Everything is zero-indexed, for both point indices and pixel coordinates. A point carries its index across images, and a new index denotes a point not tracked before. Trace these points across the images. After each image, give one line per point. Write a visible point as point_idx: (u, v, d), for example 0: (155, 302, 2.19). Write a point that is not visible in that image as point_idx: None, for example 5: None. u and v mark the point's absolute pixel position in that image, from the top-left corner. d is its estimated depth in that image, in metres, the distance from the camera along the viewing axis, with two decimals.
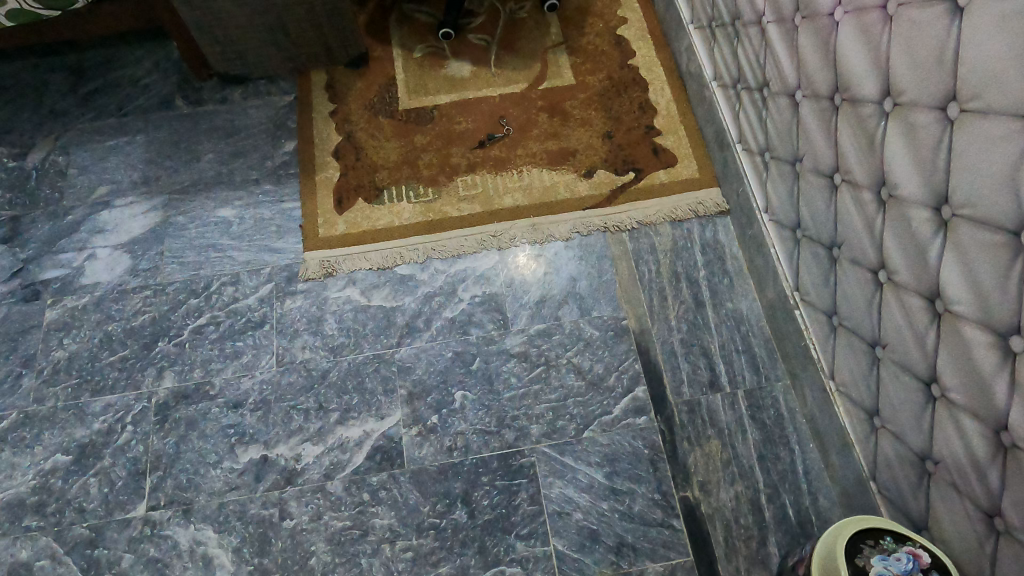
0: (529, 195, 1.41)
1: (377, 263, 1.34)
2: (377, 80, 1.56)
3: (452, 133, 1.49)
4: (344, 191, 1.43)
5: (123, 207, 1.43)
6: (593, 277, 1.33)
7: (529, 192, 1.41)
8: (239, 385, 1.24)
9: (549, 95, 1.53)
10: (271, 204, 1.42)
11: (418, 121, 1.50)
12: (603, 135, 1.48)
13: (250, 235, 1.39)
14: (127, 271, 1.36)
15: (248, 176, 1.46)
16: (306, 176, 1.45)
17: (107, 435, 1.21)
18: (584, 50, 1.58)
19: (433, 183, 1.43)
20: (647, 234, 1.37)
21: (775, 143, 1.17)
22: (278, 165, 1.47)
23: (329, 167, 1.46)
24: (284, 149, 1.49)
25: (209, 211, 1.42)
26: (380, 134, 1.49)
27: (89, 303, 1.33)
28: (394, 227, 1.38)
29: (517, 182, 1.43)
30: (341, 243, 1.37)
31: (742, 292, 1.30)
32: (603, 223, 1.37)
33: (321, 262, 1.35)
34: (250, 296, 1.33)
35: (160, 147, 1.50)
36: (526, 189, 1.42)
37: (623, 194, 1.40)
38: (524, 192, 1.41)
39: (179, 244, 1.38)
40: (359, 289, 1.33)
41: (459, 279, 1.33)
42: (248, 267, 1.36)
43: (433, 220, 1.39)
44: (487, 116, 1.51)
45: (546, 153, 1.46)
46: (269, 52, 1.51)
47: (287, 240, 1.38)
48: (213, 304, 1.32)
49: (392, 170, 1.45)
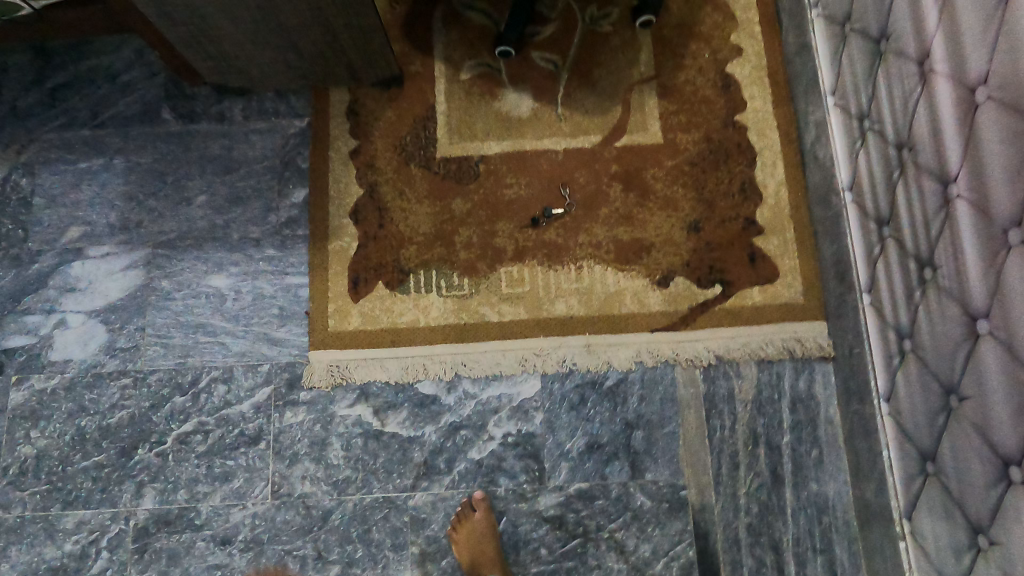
0: (586, 303, 1.14)
1: (395, 376, 1.12)
2: (412, 110, 1.23)
3: (499, 201, 1.18)
4: (360, 269, 1.16)
5: (97, 259, 1.19)
6: (653, 427, 1.09)
7: (587, 299, 1.14)
8: (228, 517, 1.08)
9: (627, 158, 1.19)
10: (273, 275, 1.17)
11: (458, 179, 1.19)
12: (689, 224, 1.16)
13: (247, 317, 1.16)
14: (102, 349, 1.15)
15: (247, 234, 1.19)
16: (315, 243, 1.18)
17: (80, 560, 1.07)
18: (680, 93, 1.21)
19: (469, 272, 1.16)
20: (727, 375, 1.11)
21: (926, 343, 0.87)
22: (283, 220, 1.20)
23: (344, 233, 1.18)
24: (291, 199, 1.21)
25: (199, 278, 1.17)
26: (409, 192, 1.19)
27: (59, 387, 1.14)
28: (418, 328, 1.14)
29: (574, 282, 1.15)
30: (355, 343, 1.13)
31: (831, 472, 1.06)
32: (674, 355, 1.11)
33: (329, 368, 1.12)
34: (244, 401, 1.13)
35: (142, 179, 1.22)
36: (584, 294, 1.14)
37: (704, 315, 1.13)
38: (582, 297, 1.14)
39: (163, 319, 1.16)
40: (372, 407, 1.11)
41: (490, 409, 1.11)
42: (243, 361, 1.14)
43: (466, 323, 1.14)
44: (546, 180, 1.19)
45: (613, 245, 1.16)
46: (276, 68, 1.17)
47: (290, 330, 1.15)
48: (201, 407, 1.12)
49: (421, 247, 1.17)
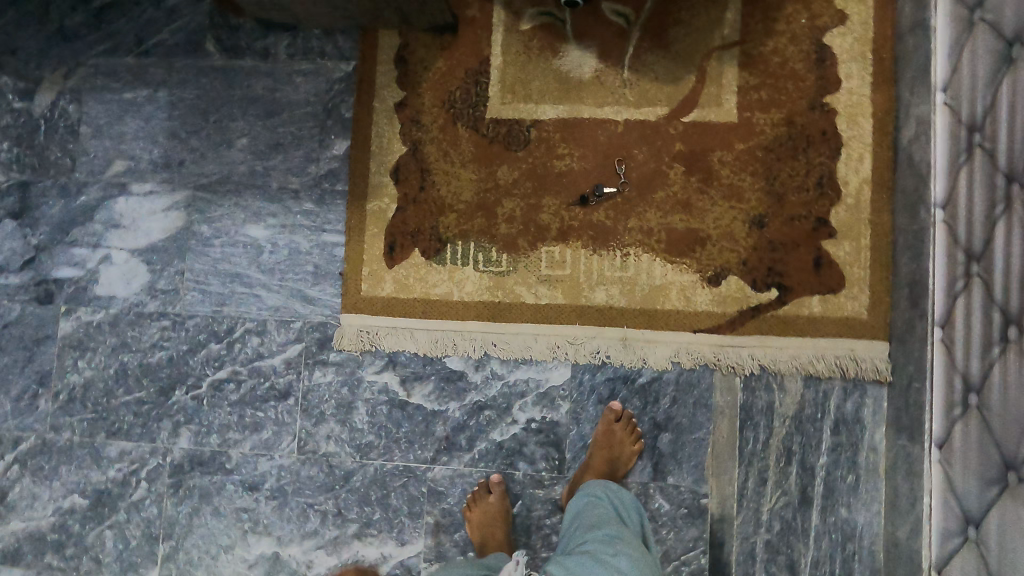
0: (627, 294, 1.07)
1: (423, 349, 1.10)
2: (465, 62, 1.13)
3: (547, 174, 1.10)
4: (396, 233, 1.12)
5: (140, 197, 1.19)
6: (681, 431, 1.05)
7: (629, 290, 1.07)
8: (256, 465, 1.12)
9: (693, 136, 1.08)
10: (310, 231, 1.15)
11: (506, 145, 1.11)
12: (752, 218, 1.06)
13: (283, 271, 1.15)
14: (144, 288, 1.17)
15: (286, 184, 1.16)
16: (354, 201, 1.14)
17: (122, 487, 1.15)
18: (765, 64, 1.07)
19: (508, 248, 1.10)
20: (768, 387, 1.04)
21: (994, 405, 0.78)
22: (322, 173, 1.15)
23: (383, 193, 1.13)
24: (332, 152, 1.15)
25: (237, 227, 1.16)
26: (453, 154, 1.12)
27: (104, 322, 1.17)
28: (451, 301, 1.10)
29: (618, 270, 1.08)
30: (386, 310, 1.11)
31: (865, 501, 1.01)
32: (714, 360, 1.04)
33: (360, 333, 1.11)
34: (276, 355, 1.14)
35: (186, 115, 1.19)
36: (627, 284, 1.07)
37: (753, 321, 1.05)
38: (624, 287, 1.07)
39: (202, 264, 1.16)
40: (398, 377, 1.11)
41: (516, 393, 1.08)
42: (277, 315, 1.14)
43: (499, 302, 1.09)
44: (602, 155, 1.09)
45: (665, 234, 1.07)
46: (322, 9, 1.08)
47: (323, 289, 1.14)
48: (235, 357, 1.14)
49: (461, 216, 1.11)
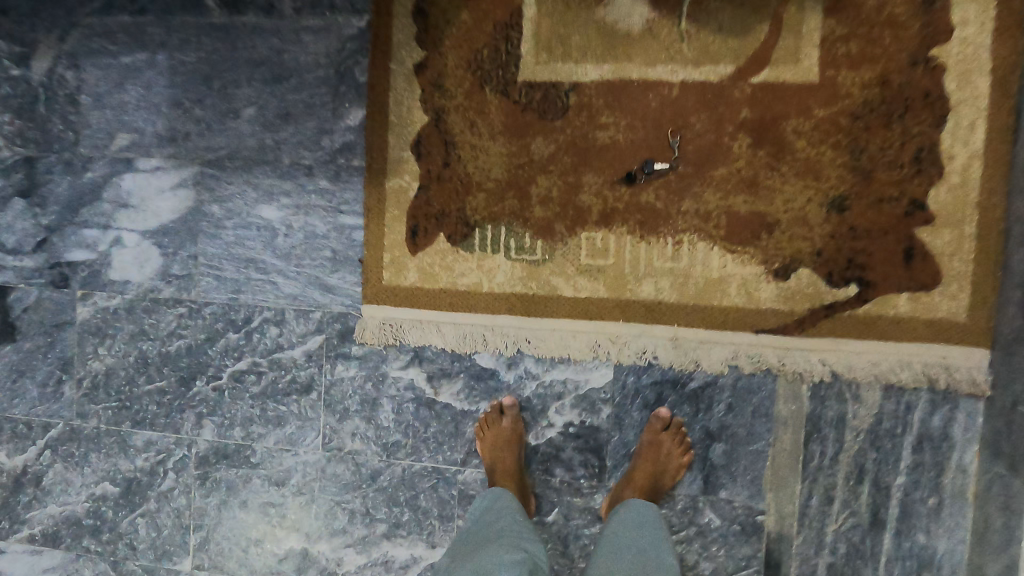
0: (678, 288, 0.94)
1: (451, 344, 1.01)
2: (493, 13, 0.97)
3: (589, 147, 0.95)
4: (419, 215, 1.01)
5: (147, 174, 1.10)
6: (737, 442, 0.94)
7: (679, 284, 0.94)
8: (281, 460, 1.08)
9: (764, 100, 0.90)
10: (326, 212, 1.04)
11: (541, 113, 0.96)
12: (831, 201, 0.89)
13: (299, 256, 1.06)
14: (158, 273, 1.10)
15: (298, 159, 1.05)
16: (372, 179, 1.02)
17: (151, 476, 1.12)
18: (858, 9, 0.87)
19: (544, 233, 0.97)
20: (841, 397, 0.91)
21: None
22: (337, 147, 1.03)
23: (404, 169, 1.01)
24: (347, 122, 1.03)
25: (249, 207, 1.07)
26: (481, 125, 0.98)
27: (120, 308, 1.12)
28: (480, 293, 1.00)
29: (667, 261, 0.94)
30: (411, 301, 1.02)
31: (948, 527, 0.89)
32: (778, 366, 0.91)
33: (383, 326, 1.03)
34: (295, 347, 1.06)
35: (188, 82, 1.08)
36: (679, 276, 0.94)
37: (826, 321, 0.90)
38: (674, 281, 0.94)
39: (214, 249, 1.08)
40: (425, 373, 1.02)
41: (552, 394, 0.99)
42: (295, 305, 1.06)
43: (534, 295, 0.98)
44: (653, 124, 0.93)
45: (726, 218, 0.92)
46: None
47: (342, 277, 1.04)
48: (254, 348, 1.08)
49: (490, 197, 0.98)
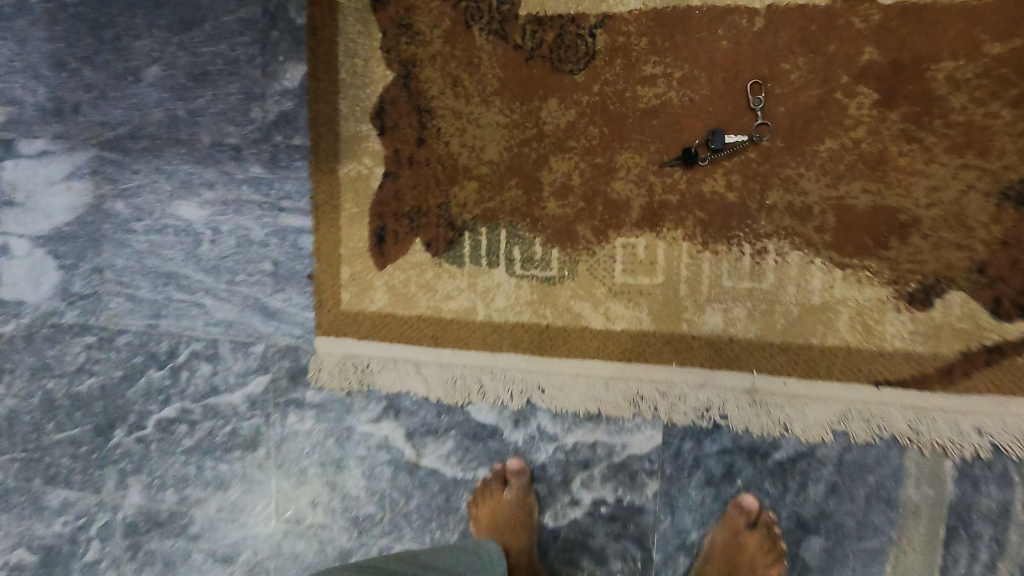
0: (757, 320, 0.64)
1: (436, 391, 0.73)
2: None
3: (626, 113, 0.65)
4: (387, 214, 0.72)
5: (32, 160, 0.82)
6: (845, 538, 0.64)
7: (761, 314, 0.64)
8: (225, 533, 0.82)
9: (899, 34, 0.59)
10: (261, 210, 0.76)
11: (555, 64, 0.66)
12: (1001, 190, 0.58)
13: (231, 270, 0.78)
14: (56, 292, 0.84)
15: (221, 137, 0.76)
16: (321, 164, 0.73)
17: (72, 545, 0.86)
18: None
19: (562, 240, 0.68)
20: (1005, 479, 0.61)
21: None
22: (271, 119, 0.74)
23: (363, 150, 0.72)
24: (283, 83, 0.73)
25: (162, 203, 0.79)
26: (469, 84, 0.68)
27: (15, 336, 0.86)
28: (474, 322, 0.71)
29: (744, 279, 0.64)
30: (380, 333, 0.74)
31: None
32: (908, 434, 0.62)
33: (345, 365, 0.76)
34: (234, 390, 0.80)
35: (72, 32, 0.79)
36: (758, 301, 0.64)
37: (987, 370, 0.60)
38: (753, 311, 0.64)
39: (123, 260, 0.81)
40: (403, 429, 0.75)
41: (577, 462, 0.71)
42: (230, 334, 0.79)
43: (549, 326, 0.69)
44: (722, 75, 0.62)
45: (833, 216, 0.61)
46: None
47: (288, 298, 0.77)
48: (183, 390, 0.82)
49: (484, 188, 0.69)
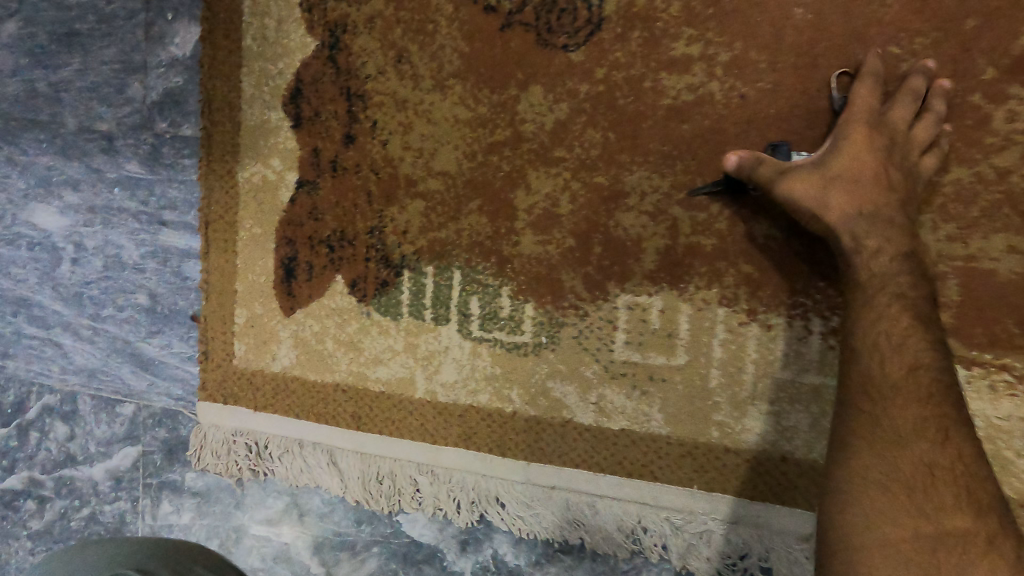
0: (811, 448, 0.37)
1: (353, 492, 0.52)
2: None
3: (643, 110, 0.43)
4: (299, 238, 0.51)
5: None
6: None
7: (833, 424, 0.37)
8: None
9: None
10: (136, 222, 0.56)
11: (542, 34, 0.45)
12: None
13: (97, 301, 0.58)
14: None
15: (91, 122, 0.56)
16: (213, 165, 0.53)
17: None
18: None
19: (540, 291, 0.46)
20: None
21: None
22: (153, 99, 0.54)
23: (272, 148, 0.51)
24: (171, 50, 0.53)
25: (14, 206, 0.59)
26: (418, 60, 0.47)
27: None
28: (411, 401, 0.50)
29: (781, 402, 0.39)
30: (281, 404, 0.53)
31: None
32: None
33: (233, 443, 0.54)
34: (95, 462, 0.59)
35: None
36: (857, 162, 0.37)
37: None
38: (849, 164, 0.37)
39: None
40: (309, 538, 0.54)
41: None
42: (94, 387, 0.59)
43: (516, 415, 0.48)
44: (793, 62, 0.41)
45: (958, 285, 0.39)
46: None
47: (167, 343, 0.56)
48: (31, 456, 0.61)
49: (434, 209, 0.48)
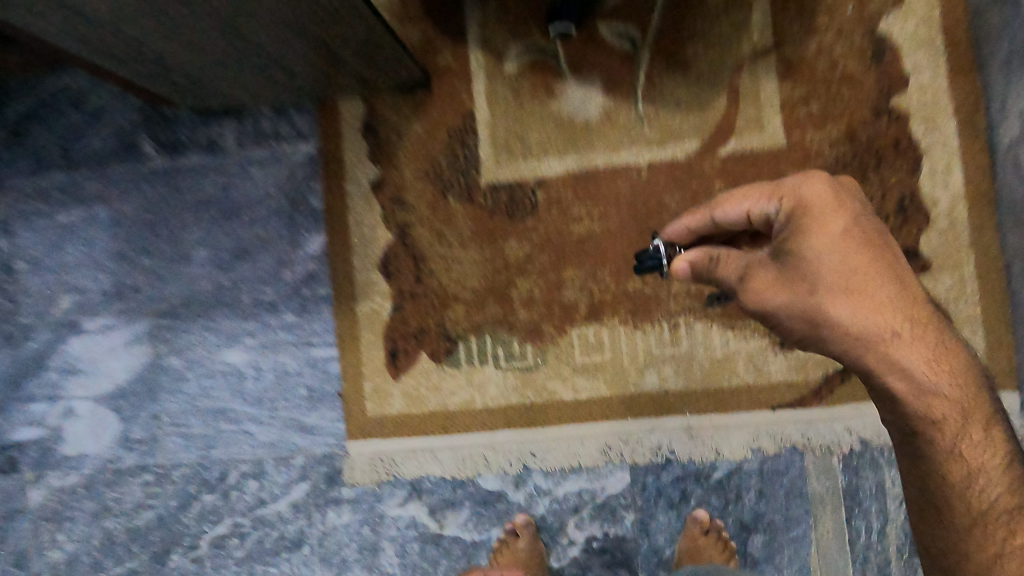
0: (945, 518, 0.59)
1: (449, 469, 0.92)
2: (445, 122, 0.94)
3: (565, 242, 0.91)
4: (398, 336, 0.94)
5: (96, 335, 1.01)
6: (775, 531, 0.86)
7: (932, 517, 0.60)
8: None
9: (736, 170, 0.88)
10: (296, 348, 0.97)
11: (510, 214, 0.92)
12: None
13: (272, 400, 0.97)
14: (118, 441, 1.00)
15: (259, 296, 0.98)
16: (341, 307, 0.96)
17: None
18: (810, 73, 0.87)
19: (533, 337, 0.91)
20: (875, 464, 0.85)
21: None
22: (299, 278, 0.97)
23: (374, 291, 0.95)
24: (307, 250, 0.97)
25: (210, 353, 0.99)
26: (449, 234, 0.93)
27: (78, 487, 1.01)
28: (474, 410, 0.92)
29: (924, 444, 0.58)
30: (399, 430, 0.94)
31: None
32: (803, 439, 0.86)
33: (373, 461, 0.94)
34: (279, 499, 0.96)
35: (131, 232, 1.01)
36: (891, 335, 0.56)
37: (844, 386, 0.85)
38: (893, 304, 0.56)
39: (178, 405, 0.99)
40: (426, 505, 0.93)
41: (570, 508, 0.90)
42: (274, 453, 0.97)
43: (533, 403, 0.91)
44: (628, 209, 0.90)
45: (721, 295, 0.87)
46: (264, 86, 0.90)
47: (322, 414, 0.96)
48: (233, 507, 0.97)
49: (470, 307, 0.93)
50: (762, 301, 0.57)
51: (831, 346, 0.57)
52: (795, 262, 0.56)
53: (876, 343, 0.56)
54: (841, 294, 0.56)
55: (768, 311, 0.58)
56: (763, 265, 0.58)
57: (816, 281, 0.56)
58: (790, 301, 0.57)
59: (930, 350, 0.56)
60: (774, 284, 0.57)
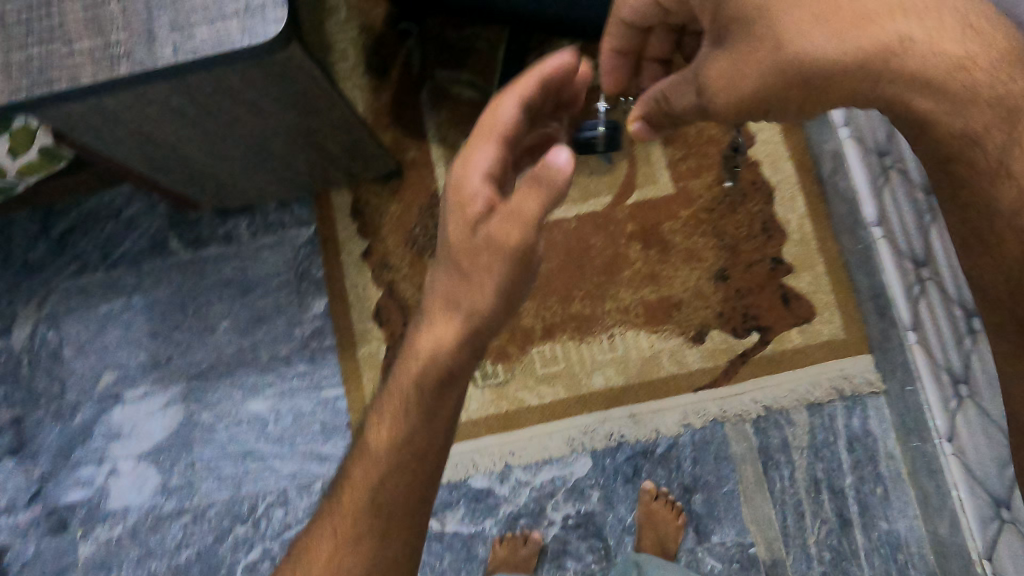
0: (1004, 249, 0.57)
1: (445, 475, 1.12)
2: (416, 200, 1.20)
3: None
4: None
5: (136, 401, 1.20)
6: (711, 488, 1.08)
7: (1011, 324, 0.60)
8: None
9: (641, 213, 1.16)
10: (309, 391, 1.17)
11: None
12: (716, 276, 1.13)
13: (291, 437, 1.16)
14: (158, 491, 1.17)
15: (275, 352, 1.19)
16: (344, 353, 1.18)
17: None
18: (684, 138, 1.17)
19: (501, 358, 1.14)
20: (778, 423, 1.09)
21: (982, 385, 0.85)
22: (308, 334, 1.19)
23: (370, 337, 1.17)
24: (312, 311, 1.20)
25: (236, 405, 1.18)
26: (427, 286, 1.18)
27: (124, 536, 1.16)
28: (461, 423, 1.13)
29: (963, 170, 0.58)
30: None
31: (900, 508, 1.04)
32: (721, 412, 1.09)
33: None
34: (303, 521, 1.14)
35: (164, 313, 1.22)
36: (891, 41, 0.55)
37: (744, 366, 1.10)
38: (846, 62, 0.56)
39: (210, 452, 1.17)
40: None
41: (546, 493, 1.10)
42: (296, 482, 1.15)
43: (507, 411, 1.13)
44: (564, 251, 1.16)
45: (642, 308, 1.13)
46: (273, 185, 1.15)
47: (334, 444, 1.15)
48: (263, 534, 1.14)
49: None
50: (740, 90, 0.61)
51: (818, 85, 0.58)
52: (745, 30, 0.60)
53: (881, 66, 0.55)
54: (812, 26, 0.56)
55: (749, 96, 0.62)
56: (710, 65, 0.63)
57: (781, 41, 0.57)
58: (766, 79, 0.60)
59: (932, 31, 0.55)
60: (740, 71, 0.61)
